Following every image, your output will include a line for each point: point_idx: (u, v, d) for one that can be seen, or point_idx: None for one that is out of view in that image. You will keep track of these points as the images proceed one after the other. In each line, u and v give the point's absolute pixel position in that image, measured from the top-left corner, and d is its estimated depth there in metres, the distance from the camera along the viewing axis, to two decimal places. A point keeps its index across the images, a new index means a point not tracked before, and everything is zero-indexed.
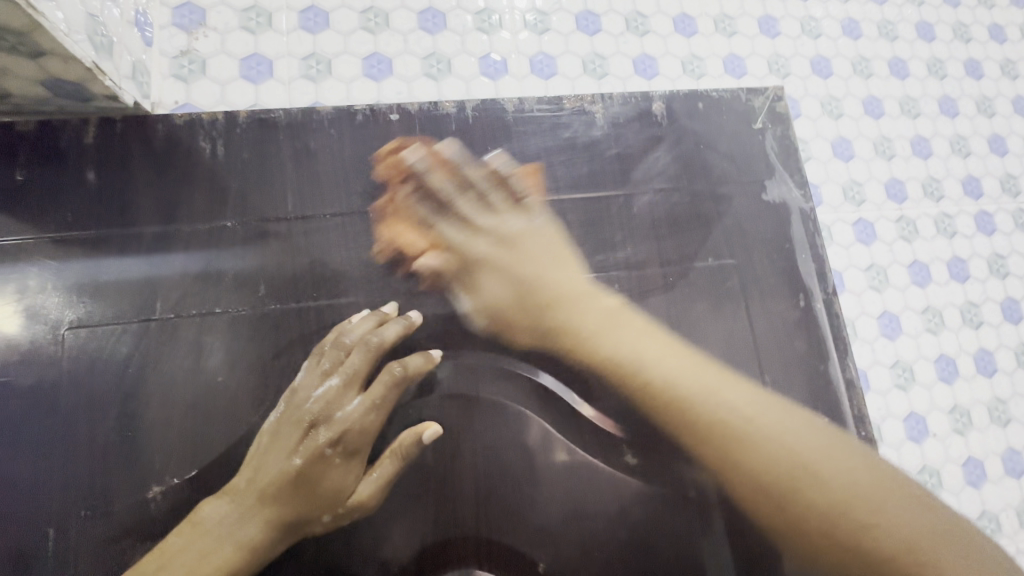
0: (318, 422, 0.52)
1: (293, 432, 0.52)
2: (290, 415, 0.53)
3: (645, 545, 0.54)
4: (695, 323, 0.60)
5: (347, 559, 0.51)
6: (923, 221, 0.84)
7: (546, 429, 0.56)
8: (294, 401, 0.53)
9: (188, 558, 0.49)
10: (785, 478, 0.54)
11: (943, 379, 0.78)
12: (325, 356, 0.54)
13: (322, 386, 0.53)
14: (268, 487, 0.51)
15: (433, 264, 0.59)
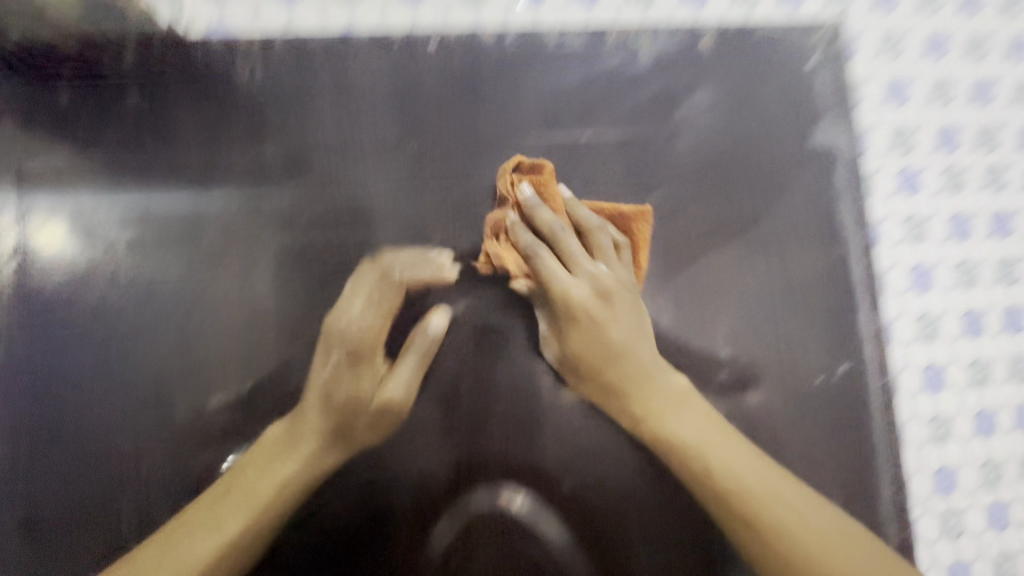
0: (363, 348, 0.57)
1: (343, 356, 0.57)
2: (338, 341, 0.57)
3: (663, 474, 0.57)
4: (729, 270, 0.61)
5: (387, 473, 0.56)
6: (974, 171, 0.80)
7: (572, 364, 0.58)
8: (338, 329, 0.57)
9: (267, 474, 0.55)
10: (788, 417, 0.59)
11: (969, 335, 0.78)
12: (364, 290, 0.58)
13: (360, 318, 0.57)
14: (330, 411, 0.56)
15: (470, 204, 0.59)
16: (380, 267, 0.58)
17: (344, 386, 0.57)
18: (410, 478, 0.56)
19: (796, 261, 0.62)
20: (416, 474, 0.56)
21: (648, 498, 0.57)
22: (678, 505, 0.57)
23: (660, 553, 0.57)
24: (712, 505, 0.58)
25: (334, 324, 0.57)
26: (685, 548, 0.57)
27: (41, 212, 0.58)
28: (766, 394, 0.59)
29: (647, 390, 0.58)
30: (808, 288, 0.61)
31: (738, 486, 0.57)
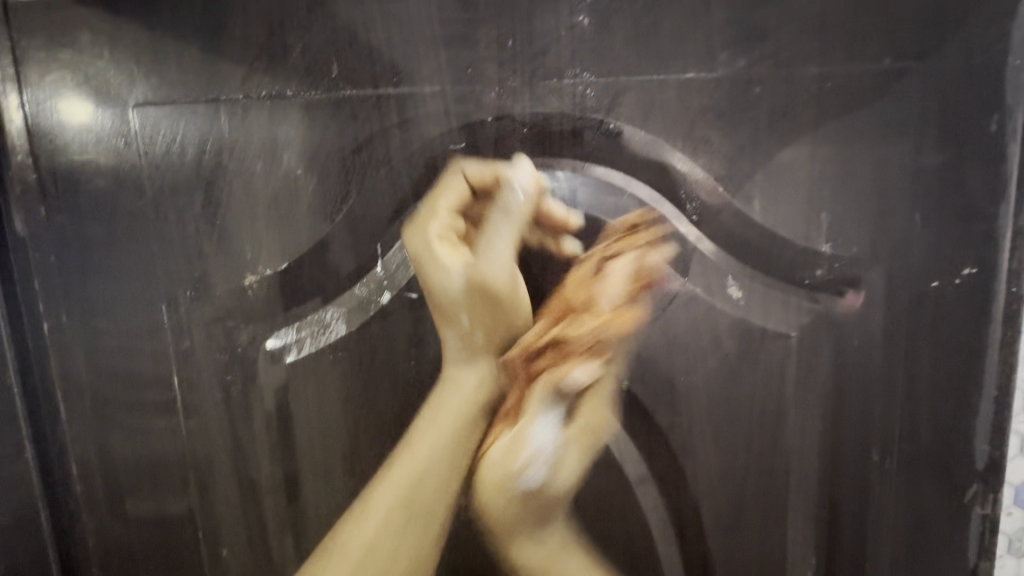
0: (455, 260, 0.51)
1: (434, 277, 0.51)
2: (426, 261, 0.51)
3: (732, 376, 0.52)
4: (847, 144, 0.50)
5: (434, 360, 0.53)
6: None
7: (642, 252, 0.51)
8: (421, 247, 0.51)
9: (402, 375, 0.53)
10: (887, 324, 0.52)
11: None
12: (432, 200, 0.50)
13: (444, 221, 0.51)
14: (456, 322, 0.52)
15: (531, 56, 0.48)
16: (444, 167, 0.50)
17: (453, 307, 0.52)
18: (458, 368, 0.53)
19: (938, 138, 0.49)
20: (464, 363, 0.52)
21: (712, 400, 0.53)
22: (745, 410, 0.53)
23: (721, 460, 0.54)
24: (783, 412, 0.53)
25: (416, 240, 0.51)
26: (746, 452, 0.54)
27: (38, 59, 0.51)
28: (865, 298, 0.51)
29: (728, 285, 0.51)
30: (946, 173, 0.50)
31: (810, 392, 0.53)
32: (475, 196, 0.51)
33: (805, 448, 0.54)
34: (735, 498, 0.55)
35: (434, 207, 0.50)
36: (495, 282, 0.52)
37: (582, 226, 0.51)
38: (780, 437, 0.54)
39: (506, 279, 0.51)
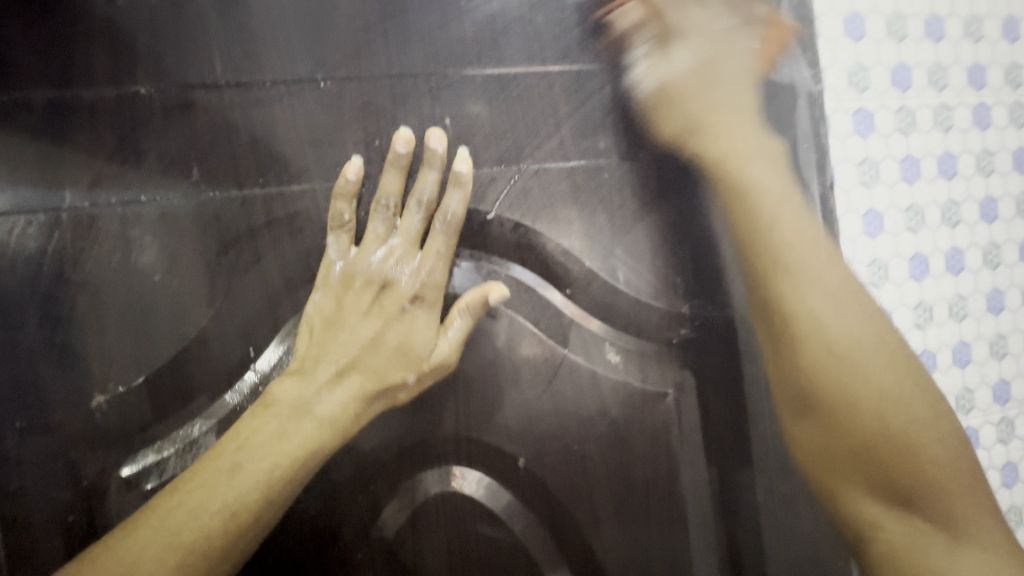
0: (395, 265, 0.49)
1: (372, 274, 0.49)
2: (372, 253, 0.49)
3: (622, 439, 0.55)
4: (689, 214, 0.56)
5: (325, 372, 0.47)
6: (923, 112, 0.79)
7: (525, 331, 0.53)
8: (373, 234, 0.49)
9: (251, 435, 0.45)
10: (750, 377, 0.56)
11: (915, 276, 0.79)
12: (400, 188, 0.49)
13: (410, 263, 0.49)
14: (358, 363, 0.48)
15: (397, 151, 0.49)
16: (427, 161, 0.50)
17: (376, 347, 0.49)
18: (350, 465, 0.51)
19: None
20: (356, 460, 0.51)
21: (607, 465, 0.54)
22: (639, 469, 0.55)
23: (625, 526, 0.55)
24: (674, 469, 0.56)
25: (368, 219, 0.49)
26: (644, 513, 0.55)
27: None
28: (728, 353, 0.56)
29: (606, 352, 0.54)
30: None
31: (693, 446, 0.56)
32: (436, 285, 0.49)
33: (696, 499, 0.56)
34: (643, 560, 0.55)
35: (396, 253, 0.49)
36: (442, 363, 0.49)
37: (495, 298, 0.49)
38: (674, 493, 0.56)
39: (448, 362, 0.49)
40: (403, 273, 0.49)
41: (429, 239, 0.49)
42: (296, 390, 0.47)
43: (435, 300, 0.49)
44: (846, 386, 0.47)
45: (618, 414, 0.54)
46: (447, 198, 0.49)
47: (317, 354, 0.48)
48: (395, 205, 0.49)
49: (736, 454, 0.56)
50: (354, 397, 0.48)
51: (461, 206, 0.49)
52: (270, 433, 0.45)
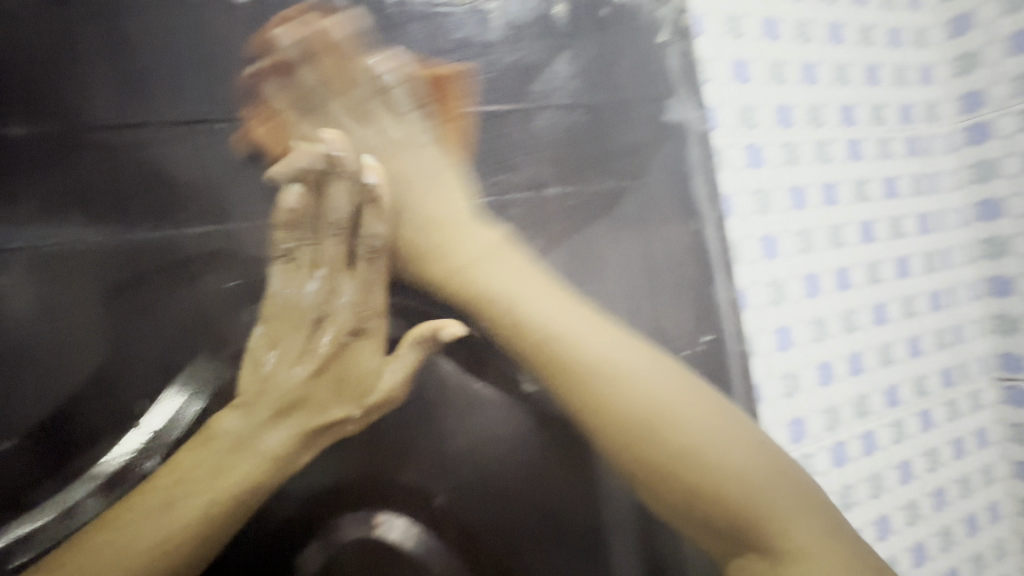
0: (329, 297, 0.49)
1: (306, 306, 0.49)
2: (304, 282, 0.49)
3: (541, 466, 0.56)
4: (594, 245, 0.59)
5: (265, 407, 0.48)
6: (805, 146, 0.88)
7: (442, 363, 0.53)
8: (301, 263, 0.49)
9: (190, 471, 0.46)
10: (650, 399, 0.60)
11: (809, 294, 0.86)
12: (319, 207, 0.50)
13: (344, 295, 0.50)
14: (297, 399, 0.49)
15: (309, 169, 0.50)
16: (336, 175, 0.51)
17: (314, 383, 0.49)
18: (258, 519, 0.47)
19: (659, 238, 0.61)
20: (267, 512, 0.47)
21: (526, 495, 0.55)
22: (557, 497, 0.56)
23: (547, 554, 0.56)
24: (593, 492, 0.58)
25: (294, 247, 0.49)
26: (567, 540, 0.56)
27: None
28: (628, 380, 0.59)
29: (520, 382, 0.56)
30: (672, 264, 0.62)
31: (610, 469, 0.58)
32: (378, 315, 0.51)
33: (615, 521, 0.58)
34: None
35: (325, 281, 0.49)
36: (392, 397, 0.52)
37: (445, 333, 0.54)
38: (594, 517, 0.57)
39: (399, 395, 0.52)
40: (334, 303, 0.50)
41: (358, 263, 0.51)
42: (237, 425, 0.47)
43: (377, 331, 0.51)
44: (660, 451, 0.59)
45: (535, 442, 0.56)
46: (365, 214, 0.51)
47: (258, 390, 0.48)
48: (316, 228, 0.49)
49: (647, 473, 0.59)
50: (297, 431, 0.49)
51: (381, 224, 0.52)
52: (209, 468, 0.46)
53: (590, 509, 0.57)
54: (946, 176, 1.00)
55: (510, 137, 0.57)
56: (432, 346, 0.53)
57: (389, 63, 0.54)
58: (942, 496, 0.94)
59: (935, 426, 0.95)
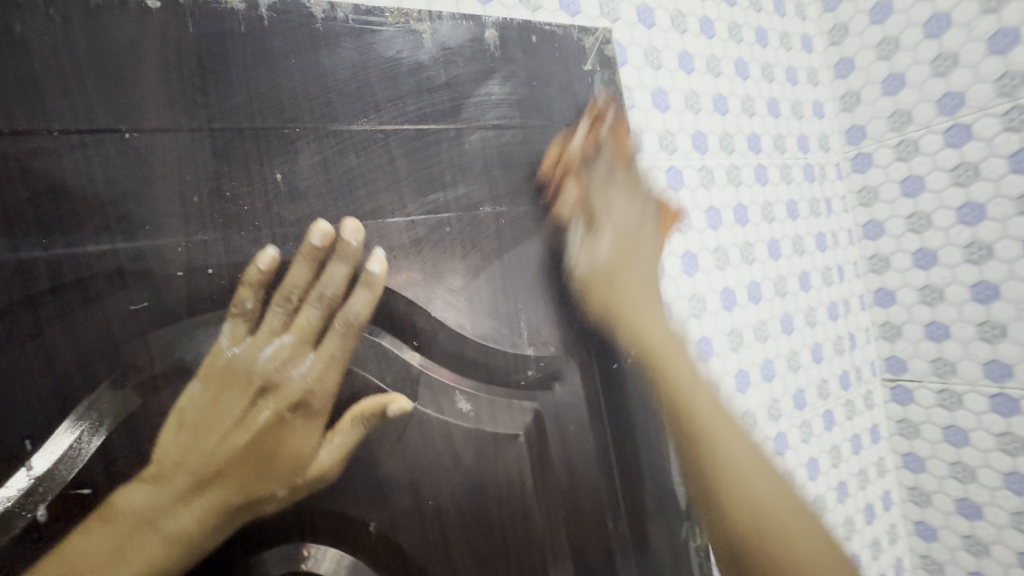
0: (284, 368, 0.48)
1: (254, 370, 0.47)
2: (263, 347, 0.48)
3: (478, 487, 0.55)
4: (526, 264, 0.61)
5: (181, 483, 0.44)
6: (719, 170, 0.96)
7: (373, 387, 0.52)
8: (269, 327, 0.48)
9: (87, 555, 0.41)
10: (582, 411, 0.62)
11: (726, 307, 0.93)
12: (308, 280, 0.50)
13: (297, 367, 0.49)
14: (219, 474, 0.45)
15: (312, 243, 0.50)
16: (335, 254, 0.51)
17: (241, 456, 0.46)
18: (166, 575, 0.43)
19: (584, 256, 0.64)
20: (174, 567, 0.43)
21: (463, 514, 0.55)
22: (494, 514, 0.56)
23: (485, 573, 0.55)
24: (530, 508, 0.58)
25: (266, 310, 0.48)
26: (503, 560, 0.56)
27: None
28: (561, 391, 0.61)
29: (457, 401, 0.56)
30: (599, 281, 0.65)
31: (546, 485, 0.59)
32: (326, 390, 0.50)
33: (552, 539, 0.59)
34: None
35: (280, 353, 0.48)
36: (324, 479, 0.49)
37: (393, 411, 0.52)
38: (531, 536, 0.57)
39: (331, 476, 0.49)
40: (287, 374, 0.49)
41: (327, 340, 0.50)
42: (145, 502, 0.43)
43: (320, 408, 0.50)
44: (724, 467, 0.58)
45: (472, 461, 0.55)
46: (351, 297, 0.51)
47: (177, 460, 0.44)
48: (297, 298, 0.49)
49: (580, 487, 0.61)
50: (210, 510, 0.45)
51: (364, 307, 0.52)
52: (107, 553, 0.41)
53: (527, 524, 0.57)
54: (836, 200, 1.13)
55: (443, 155, 0.58)
56: (375, 425, 0.51)
57: (319, 78, 0.52)
58: (842, 489, 1.04)
59: (836, 425, 1.05)
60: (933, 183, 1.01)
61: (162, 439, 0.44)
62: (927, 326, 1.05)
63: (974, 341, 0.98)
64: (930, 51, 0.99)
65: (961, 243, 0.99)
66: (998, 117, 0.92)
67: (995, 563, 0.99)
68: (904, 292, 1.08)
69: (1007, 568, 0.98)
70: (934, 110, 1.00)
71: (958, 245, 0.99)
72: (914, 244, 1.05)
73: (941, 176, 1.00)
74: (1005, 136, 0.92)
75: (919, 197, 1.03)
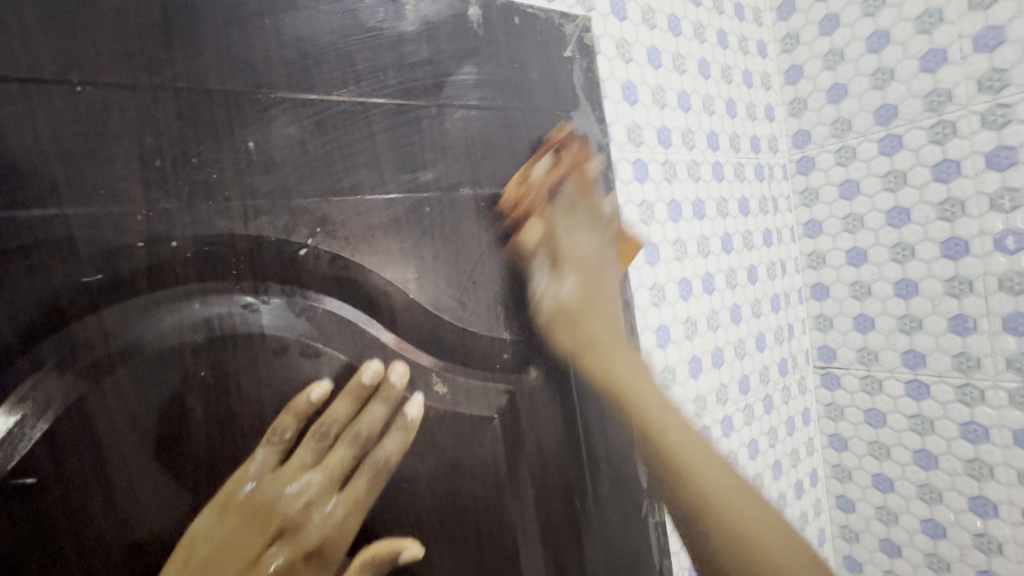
0: (306, 507, 0.47)
1: (275, 506, 0.46)
2: (289, 482, 0.47)
3: (453, 468, 0.55)
4: (504, 249, 0.61)
5: None
6: (680, 165, 1.00)
7: (345, 367, 0.50)
8: (299, 461, 0.47)
9: None
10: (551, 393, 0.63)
11: (682, 296, 0.97)
12: (347, 417, 0.50)
13: (320, 509, 0.48)
14: None
15: (360, 381, 0.51)
16: (378, 394, 0.52)
17: None
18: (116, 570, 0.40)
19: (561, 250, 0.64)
20: (126, 558, 0.40)
21: (436, 495, 0.54)
22: (467, 493, 0.56)
23: (457, 552, 0.55)
24: (502, 487, 0.59)
25: (299, 443, 0.48)
26: (474, 539, 0.56)
27: None
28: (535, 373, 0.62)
29: (434, 385, 0.55)
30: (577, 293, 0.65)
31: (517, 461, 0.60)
32: (344, 538, 0.49)
33: (521, 516, 0.60)
34: None
35: (306, 491, 0.48)
36: None
37: (406, 552, 0.52)
38: (502, 515, 0.58)
39: None
40: (311, 514, 0.48)
41: (353, 486, 0.50)
42: None
43: (333, 558, 0.48)
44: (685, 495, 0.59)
45: (445, 442, 0.55)
46: (385, 439, 0.52)
47: None
48: (333, 435, 0.49)
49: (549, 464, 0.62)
50: None
51: (395, 451, 0.52)
52: None
53: (499, 503, 0.58)
54: (782, 199, 1.20)
55: (423, 133, 0.56)
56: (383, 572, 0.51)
57: (295, 42, 0.49)
58: (778, 467, 1.12)
59: (774, 408, 1.13)
60: (868, 187, 1.10)
61: (116, 425, 0.40)
62: (855, 318, 1.14)
63: (894, 332, 1.09)
64: (871, 65, 1.07)
65: (889, 244, 1.08)
66: (926, 129, 1.01)
67: (902, 530, 1.11)
68: (837, 287, 1.17)
69: (912, 534, 1.10)
70: (872, 120, 1.09)
71: (886, 245, 1.08)
72: (848, 243, 1.14)
73: (875, 181, 1.09)
74: (931, 147, 1.01)
75: (854, 199, 1.12)
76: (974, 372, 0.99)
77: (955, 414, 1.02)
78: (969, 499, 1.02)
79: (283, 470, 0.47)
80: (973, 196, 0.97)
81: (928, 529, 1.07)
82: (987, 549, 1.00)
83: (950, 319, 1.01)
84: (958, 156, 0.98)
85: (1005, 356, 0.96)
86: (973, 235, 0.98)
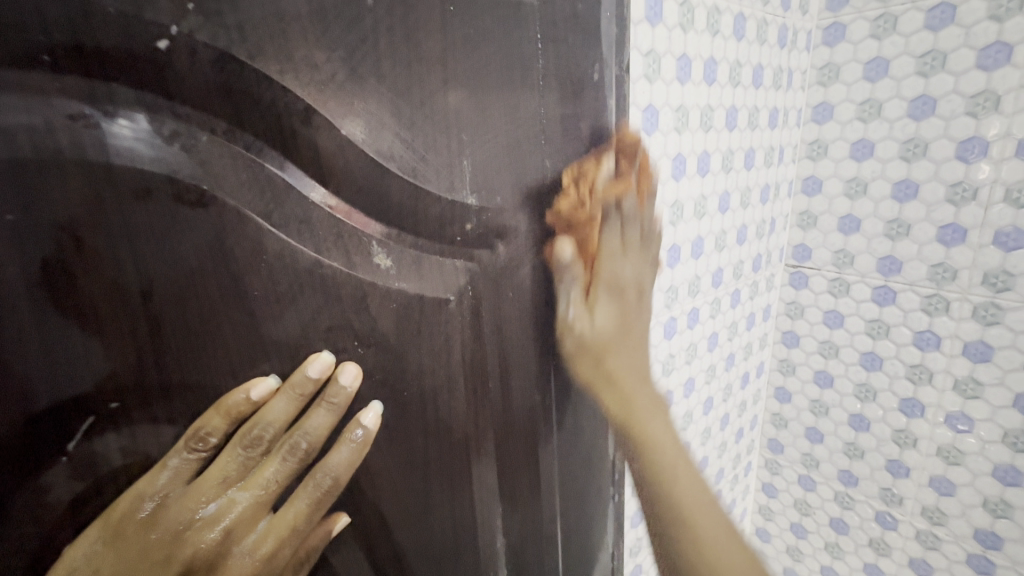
0: (228, 528, 0.38)
1: (183, 531, 0.36)
2: (206, 501, 0.37)
3: (398, 357, 0.46)
4: (476, 82, 0.45)
5: None
6: (700, 10, 0.80)
7: (251, 226, 0.37)
8: (221, 474, 0.38)
9: None
10: (515, 279, 0.53)
11: (674, 176, 0.85)
12: (285, 420, 0.40)
13: (245, 533, 0.39)
14: None
15: (307, 375, 0.40)
16: (323, 397, 0.42)
17: None
18: None
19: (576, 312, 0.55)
20: None
21: (377, 384, 0.45)
22: (415, 385, 0.48)
23: (401, 446, 0.48)
24: (454, 378, 0.50)
25: (225, 451, 0.38)
26: (419, 436, 0.49)
27: None
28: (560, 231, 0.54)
29: (375, 257, 0.43)
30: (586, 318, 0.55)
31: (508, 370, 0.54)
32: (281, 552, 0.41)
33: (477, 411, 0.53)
34: (423, 477, 0.50)
35: (226, 511, 0.38)
36: None
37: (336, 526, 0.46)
38: (453, 410, 0.51)
39: None
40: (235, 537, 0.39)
41: (289, 508, 0.41)
42: None
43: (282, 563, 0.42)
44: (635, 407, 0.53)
45: (390, 327, 0.45)
46: (333, 453, 0.43)
47: None
48: (265, 442, 0.39)
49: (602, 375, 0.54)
50: None
51: (343, 467, 0.43)
52: None
53: (449, 397, 0.50)
54: (798, 74, 1.04)
55: None
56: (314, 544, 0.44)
57: None
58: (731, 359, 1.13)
59: (740, 303, 1.10)
60: (897, 70, 0.95)
61: None
62: (841, 218, 1.07)
63: (878, 237, 1.03)
64: None
65: (901, 139, 0.97)
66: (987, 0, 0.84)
67: (829, 421, 1.18)
68: (832, 183, 1.08)
69: (837, 425, 1.17)
70: None
71: (898, 139, 0.98)
72: (856, 134, 1.02)
73: (908, 63, 0.94)
74: (985, 25, 0.85)
75: (878, 82, 0.98)
76: (946, 283, 0.97)
77: (913, 322, 1.02)
78: (901, 399, 1.06)
79: (198, 484, 0.37)
80: (1011, 90, 0.85)
81: (853, 422, 1.14)
82: (902, 443, 1.08)
83: (941, 228, 0.95)
84: (1013, 39, 0.83)
85: (983, 270, 0.92)
86: (993, 137, 0.88)
